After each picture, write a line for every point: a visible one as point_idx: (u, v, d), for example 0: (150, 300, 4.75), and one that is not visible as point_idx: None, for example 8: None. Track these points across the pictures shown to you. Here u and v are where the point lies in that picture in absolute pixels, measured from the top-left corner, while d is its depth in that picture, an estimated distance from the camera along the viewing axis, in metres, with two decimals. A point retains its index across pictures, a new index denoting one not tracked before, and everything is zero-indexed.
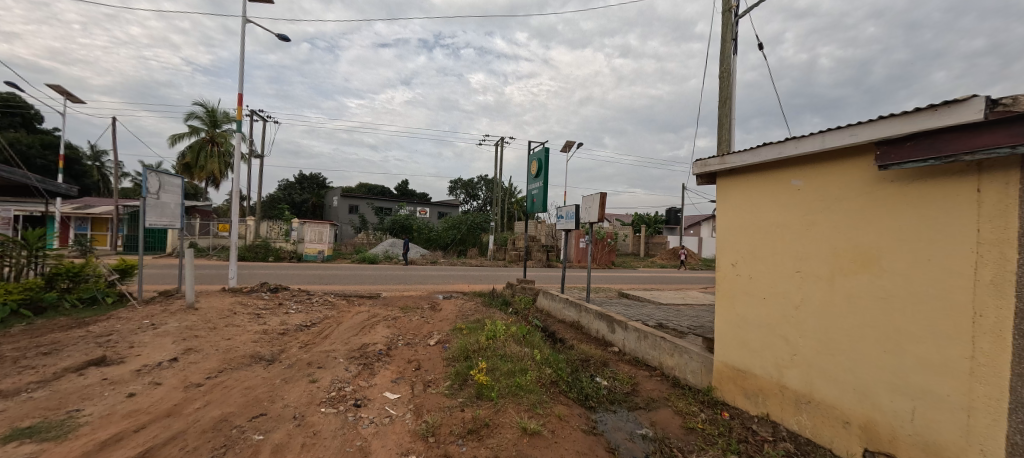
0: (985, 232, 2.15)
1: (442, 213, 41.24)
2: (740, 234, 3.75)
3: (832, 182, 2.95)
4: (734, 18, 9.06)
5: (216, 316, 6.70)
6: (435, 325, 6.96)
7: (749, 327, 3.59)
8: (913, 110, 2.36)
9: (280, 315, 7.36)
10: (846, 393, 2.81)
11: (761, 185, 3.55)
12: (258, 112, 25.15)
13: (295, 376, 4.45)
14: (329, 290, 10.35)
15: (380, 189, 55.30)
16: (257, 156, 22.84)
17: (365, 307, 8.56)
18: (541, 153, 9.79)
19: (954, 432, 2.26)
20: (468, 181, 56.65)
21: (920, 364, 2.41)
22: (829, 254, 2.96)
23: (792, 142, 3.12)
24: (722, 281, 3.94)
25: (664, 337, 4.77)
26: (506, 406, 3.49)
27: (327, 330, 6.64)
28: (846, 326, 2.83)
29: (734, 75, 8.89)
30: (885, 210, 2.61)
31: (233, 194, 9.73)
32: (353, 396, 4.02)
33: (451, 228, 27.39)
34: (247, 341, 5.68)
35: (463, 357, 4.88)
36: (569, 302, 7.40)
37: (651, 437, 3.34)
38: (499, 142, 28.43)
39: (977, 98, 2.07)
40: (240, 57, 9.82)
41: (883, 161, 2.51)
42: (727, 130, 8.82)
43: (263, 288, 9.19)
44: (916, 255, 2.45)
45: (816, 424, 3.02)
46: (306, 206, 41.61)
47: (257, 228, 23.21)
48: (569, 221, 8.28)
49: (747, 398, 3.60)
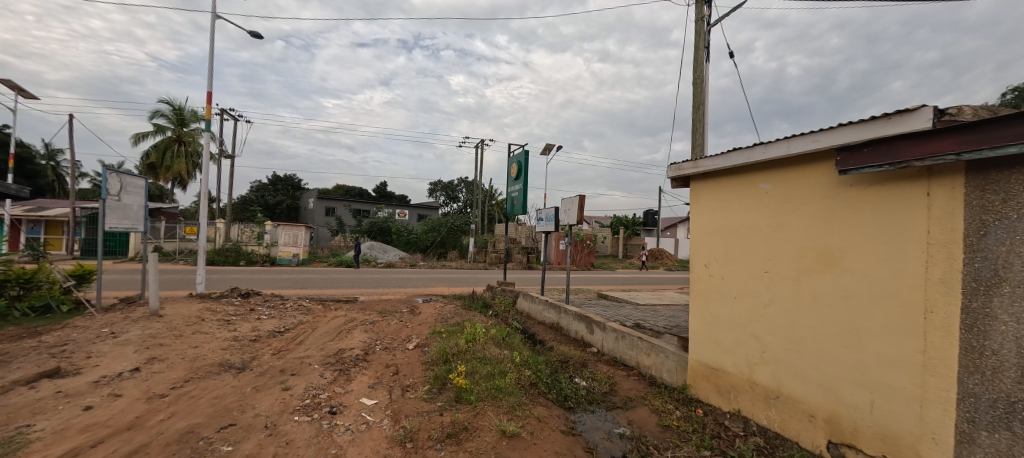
0: (935, 233, 2.29)
1: (421, 215, 40.89)
2: (712, 235, 3.87)
3: (798, 186, 3.08)
4: (706, 26, 9.34)
5: (182, 323, 6.42)
6: (414, 329, 6.88)
7: (721, 326, 3.70)
8: (871, 118, 2.49)
9: (252, 321, 7.13)
10: (812, 388, 2.92)
11: (731, 188, 3.68)
12: (228, 111, 24.39)
13: (267, 384, 4.31)
14: (304, 295, 10.09)
15: (359, 191, 54.32)
16: (228, 156, 22.08)
17: (341, 312, 8.39)
18: (520, 156, 9.86)
19: (910, 424, 2.38)
20: (448, 183, 56.42)
21: (878, 359, 2.54)
22: (795, 254, 3.09)
23: (760, 147, 3.24)
24: (696, 282, 4.04)
25: (640, 337, 4.87)
26: (485, 408, 3.48)
27: (302, 336, 6.48)
28: (811, 323, 2.95)
29: (706, 82, 9.18)
30: (846, 213, 2.75)
31: (202, 195, 9.37)
32: (328, 403, 3.93)
33: (430, 230, 27.18)
34: (216, 349, 5.47)
35: (442, 360, 4.85)
36: (548, 304, 7.45)
37: (628, 435, 3.40)
38: (479, 144, 28.49)
39: (927, 108, 2.22)
40: (210, 55, 9.54)
41: (843, 166, 2.65)
42: (700, 135, 9.09)
43: (235, 293, 8.89)
44: (874, 255, 2.58)
45: (784, 418, 3.13)
46: (280, 208, 40.48)
47: (227, 231, 22.41)
48: (548, 223, 8.36)
49: (720, 394, 3.70)
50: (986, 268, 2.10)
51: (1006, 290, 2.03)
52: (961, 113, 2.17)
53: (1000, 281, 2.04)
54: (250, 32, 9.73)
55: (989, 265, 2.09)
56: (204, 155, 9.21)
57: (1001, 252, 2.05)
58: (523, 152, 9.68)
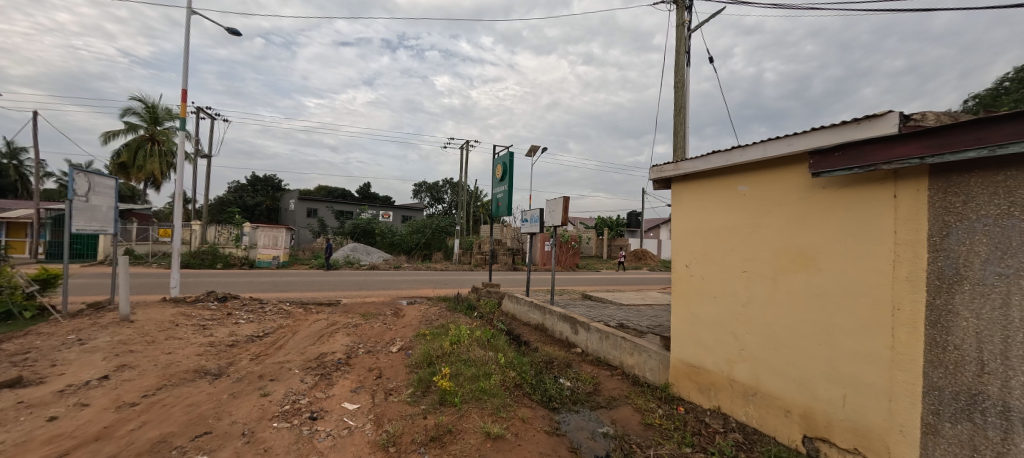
0: (902, 234, 2.38)
1: (406, 217, 40.53)
2: (693, 235, 3.94)
3: (774, 188, 3.17)
4: (687, 31, 9.55)
5: (154, 329, 6.20)
6: (398, 332, 6.81)
7: (702, 325, 3.78)
8: (841, 123, 2.59)
9: (229, 325, 6.93)
10: (788, 384, 3.01)
11: (711, 190, 3.77)
12: (204, 109, 23.71)
13: (245, 390, 4.20)
14: (283, 298, 9.86)
15: (341, 192, 53.45)
16: (204, 156, 21.45)
17: (323, 315, 8.23)
18: (505, 157, 9.88)
19: (880, 418, 2.47)
20: (433, 184, 56.01)
21: (850, 355, 2.62)
22: (771, 254, 3.18)
23: (738, 150, 3.32)
24: (678, 281, 4.11)
25: (624, 337, 4.93)
26: (469, 410, 3.46)
27: (281, 340, 6.33)
28: (788, 321, 3.03)
29: (687, 86, 9.38)
30: (820, 214, 2.84)
31: (176, 195, 9.07)
32: (309, 408, 3.85)
33: (414, 231, 26.91)
34: (191, 355, 5.30)
35: (426, 363, 4.80)
36: (533, 305, 7.46)
37: (612, 435, 3.43)
38: (464, 145, 28.46)
39: (893, 114, 2.32)
40: (185, 51, 9.28)
41: (815, 168, 2.74)
42: (681, 138, 9.26)
43: (211, 296, 8.62)
44: (845, 255, 2.67)
45: (762, 414, 3.22)
46: (260, 209, 39.54)
47: (203, 233, 21.74)
48: (533, 225, 8.40)
49: (701, 392, 3.77)
50: (948, 266, 2.19)
51: (966, 287, 2.12)
52: (925, 119, 2.28)
53: (961, 278, 2.14)
54: (227, 29, 9.51)
55: (951, 264, 2.18)
56: (179, 154, 8.92)
57: (962, 251, 2.14)
58: (508, 153, 9.70)
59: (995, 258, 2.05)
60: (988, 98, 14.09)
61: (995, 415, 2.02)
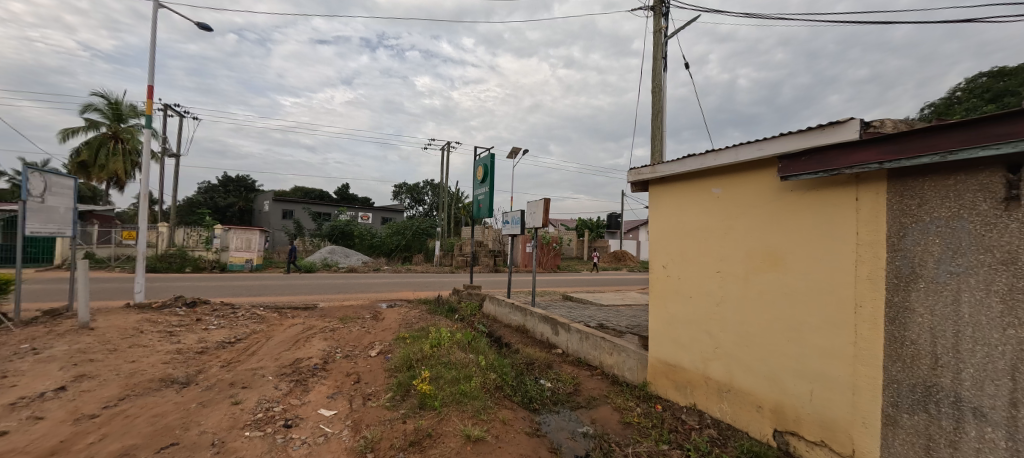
0: (863, 235, 2.50)
1: (385, 218, 39.98)
2: (670, 237, 4.03)
3: (746, 190, 3.28)
4: (664, 38, 9.79)
5: (117, 336, 5.91)
6: (377, 335, 6.69)
7: (678, 324, 3.87)
8: (806, 128, 2.70)
9: (198, 331, 6.68)
10: (760, 380, 3.11)
11: (686, 192, 3.86)
12: (172, 106, 22.78)
13: (215, 399, 4.05)
14: (257, 302, 9.56)
15: (318, 192, 52.22)
16: (172, 155, 20.60)
17: (299, 319, 8.02)
18: (486, 159, 9.88)
19: (844, 411, 2.58)
20: (413, 185, 55.45)
21: (816, 352, 2.73)
22: (743, 254, 3.29)
23: (712, 154, 3.42)
24: (655, 282, 4.19)
25: (603, 337, 4.99)
26: (450, 414, 3.43)
27: (254, 346, 6.13)
28: (759, 319, 3.13)
29: (664, 91, 9.59)
30: (788, 215, 2.95)
31: (142, 196, 8.68)
32: (283, 416, 3.74)
33: (394, 233, 26.55)
34: (156, 363, 5.08)
35: (406, 367, 4.74)
36: (514, 307, 7.47)
37: (591, 434, 3.47)
38: (446, 147, 28.32)
39: (854, 121, 2.44)
40: (152, 46, 8.91)
41: (784, 172, 2.84)
42: (659, 141, 9.47)
43: (179, 301, 8.28)
44: (812, 255, 2.79)
45: (735, 410, 3.31)
46: (232, 211, 38.23)
47: (171, 235, 20.84)
48: (514, 227, 8.42)
49: (678, 390, 3.86)
50: (905, 265, 2.31)
51: (921, 285, 2.24)
52: (883, 126, 2.41)
53: (917, 277, 2.26)
54: (198, 24, 9.20)
55: (908, 263, 2.30)
56: (144, 153, 8.53)
57: (917, 251, 2.26)
58: (489, 155, 9.70)
59: (947, 258, 2.16)
60: (943, 107, 15.01)
61: (947, 405, 2.13)
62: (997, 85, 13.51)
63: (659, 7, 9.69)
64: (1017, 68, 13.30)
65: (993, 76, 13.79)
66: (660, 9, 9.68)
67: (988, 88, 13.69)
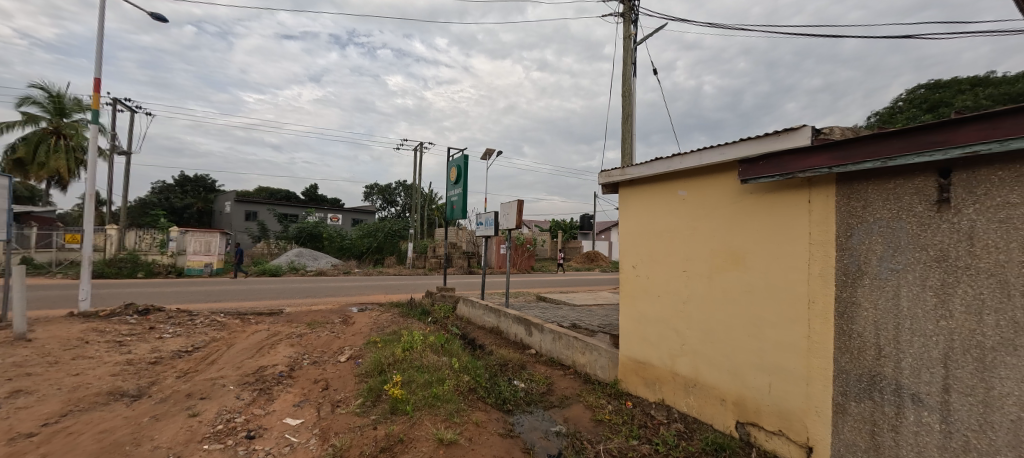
0: (816, 235, 2.66)
1: (356, 220, 39.01)
2: (639, 238, 4.14)
3: (710, 192, 3.41)
4: (633, 44, 10.06)
5: (58, 348, 5.48)
6: (347, 340, 6.52)
7: (647, 322, 3.98)
8: (764, 134, 2.85)
9: (151, 341, 6.29)
10: (723, 375, 3.24)
11: (654, 195, 3.98)
12: (123, 100, 21.37)
13: (170, 412, 3.83)
14: (217, 309, 9.11)
15: (284, 193, 50.43)
16: (122, 152, 19.33)
17: (263, 326, 7.70)
18: (459, 160, 9.83)
19: (800, 401, 2.72)
20: (385, 186, 54.43)
21: (774, 346, 2.87)
22: (707, 254, 3.42)
23: (678, 158, 3.53)
24: (626, 283, 4.30)
25: (576, 337, 5.06)
26: (422, 418, 3.39)
27: (214, 354, 5.85)
28: (722, 317, 3.26)
29: (634, 95, 9.86)
30: (748, 217, 3.09)
31: (87, 196, 8.10)
32: (245, 427, 3.58)
33: (365, 235, 25.92)
34: (103, 375, 4.74)
35: (377, 371, 4.64)
36: (488, 308, 7.46)
37: (564, 433, 3.51)
38: (418, 147, 27.95)
39: (807, 128, 2.63)
40: (99, 36, 8.35)
41: (744, 175, 2.97)
42: (629, 145, 9.70)
43: (129, 309, 7.76)
44: (770, 253, 2.93)
45: (700, 404, 3.43)
46: (189, 212, 36.24)
47: (120, 238, 19.52)
48: (488, 228, 8.43)
49: (647, 387, 3.96)
50: (852, 263, 2.47)
51: (866, 281, 2.40)
52: (831, 133, 2.63)
53: (862, 274, 2.42)
54: (152, 14, 8.70)
55: (855, 261, 2.46)
56: (90, 150, 7.96)
57: (863, 249, 2.42)
58: (462, 156, 9.64)
59: (888, 256, 2.31)
60: (886, 115, 16.21)
61: (890, 392, 2.28)
62: (933, 96, 14.76)
63: (629, 14, 9.95)
64: (950, 81, 14.58)
65: (929, 88, 15.07)
66: (630, 16, 9.95)
67: (926, 99, 14.90)
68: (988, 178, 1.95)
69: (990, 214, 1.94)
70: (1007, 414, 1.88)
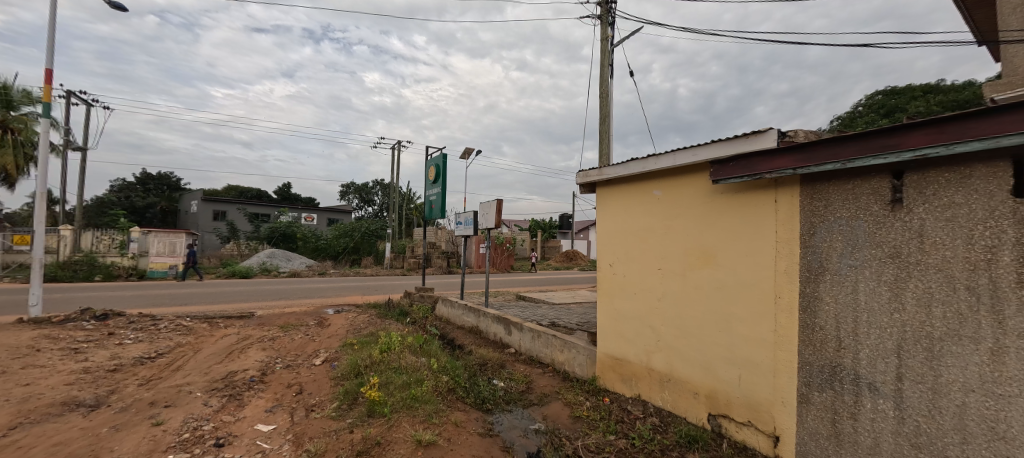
0: (781, 233, 2.77)
1: (331, 219, 38.12)
2: (616, 237, 4.22)
3: (683, 192, 3.50)
4: (610, 46, 10.22)
5: (6, 357, 5.13)
6: (322, 343, 6.37)
7: (624, 320, 4.06)
8: (732, 136, 2.95)
9: (111, 347, 5.97)
10: (696, 369, 3.34)
11: (630, 195, 4.07)
12: (78, 92, 20.17)
13: (132, 421, 3.65)
14: (183, 312, 8.72)
15: (255, 192, 48.75)
16: (77, 148, 18.22)
17: (233, 329, 7.42)
18: (438, 159, 9.75)
19: (767, 392, 2.84)
20: (362, 186, 53.38)
21: (744, 340, 2.98)
22: (680, 252, 3.51)
23: (653, 158, 3.62)
24: (603, 281, 4.37)
25: (554, 335, 5.11)
26: (400, 420, 3.35)
27: (180, 360, 5.60)
28: (695, 313, 3.36)
29: (612, 97, 10.02)
30: (719, 216, 3.20)
31: (38, 195, 7.62)
32: (214, 435, 3.45)
33: (341, 235, 25.38)
34: (57, 385, 4.47)
35: (354, 374, 4.56)
36: (467, 308, 7.43)
37: (543, 430, 3.54)
38: (396, 145, 27.58)
39: (772, 131, 2.75)
40: (50, 25, 7.84)
41: (715, 175, 3.07)
42: (606, 145, 9.85)
43: (86, 315, 7.35)
44: (740, 251, 3.03)
45: (675, 398, 3.53)
46: (152, 212, 34.54)
47: (75, 239, 18.41)
48: (467, 228, 8.41)
49: (624, 383, 4.04)
50: (815, 260, 2.59)
51: (828, 277, 2.52)
52: (796, 136, 2.76)
53: (824, 270, 2.54)
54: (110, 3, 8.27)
55: (817, 258, 2.58)
56: (41, 146, 7.48)
57: (825, 247, 2.55)
58: (441, 155, 9.57)
59: (848, 253, 2.44)
60: (848, 119, 17.08)
61: (849, 382, 2.40)
62: (890, 102, 15.67)
63: (606, 16, 10.10)
64: (905, 88, 15.50)
65: (886, 94, 15.99)
66: (607, 18, 10.09)
67: (884, 104, 15.78)
68: (936, 180, 2.09)
69: (937, 213, 2.07)
70: (953, 399, 2.01)
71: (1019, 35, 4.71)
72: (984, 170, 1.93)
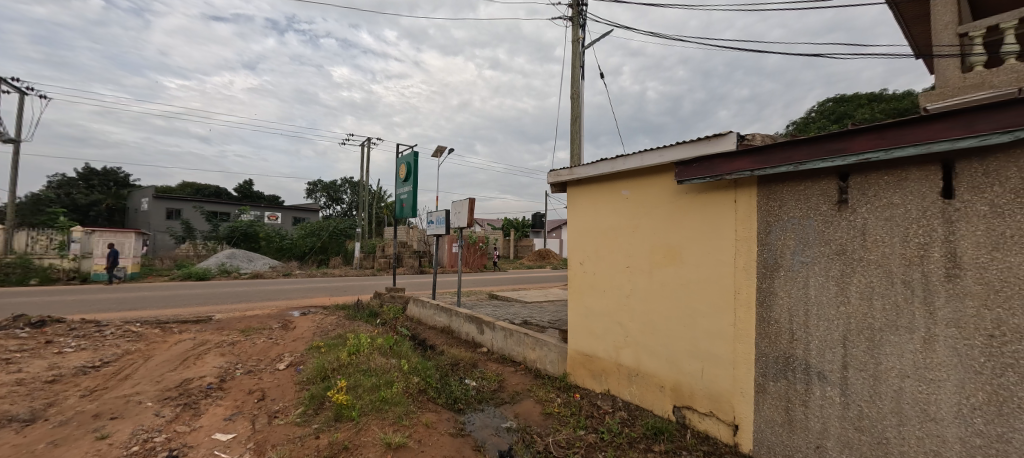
0: (740, 231, 2.91)
1: (297, 218, 36.73)
2: (586, 236, 4.30)
3: (650, 192, 3.60)
4: (581, 47, 10.35)
5: None
6: (287, 346, 6.15)
7: (594, 317, 4.14)
8: (696, 139, 3.06)
9: (48, 357, 5.52)
10: (661, 363, 3.45)
11: (599, 195, 4.16)
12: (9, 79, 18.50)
13: (73, 435, 3.40)
14: (132, 318, 8.17)
15: (213, 190, 46.34)
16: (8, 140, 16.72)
17: (189, 335, 7.03)
18: (409, 156, 9.59)
19: (727, 384, 2.97)
20: (329, 184, 51.81)
21: (706, 334, 3.10)
22: (647, 250, 3.61)
23: (621, 159, 3.70)
24: (574, 280, 4.44)
25: (526, 334, 5.16)
26: (369, 423, 3.28)
27: (128, 368, 5.25)
28: (661, 308, 3.47)
29: (583, 98, 10.16)
30: (682, 214, 3.32)
31: None
32: (166, 447, 3.26)
33: (307, 235, 24.56)
34: None
35: (320, 378, 4.43)
36: (439, 308, 7.35)
37: (514, 428, 3.56)
38: (366, 143, 26.95)
39: (732, 135, 2.88)
40: None
41: (680, 176, 3.16)
42: (577, 145, 9.98)
43: (20, 322, 6.77)
44: (702, 248, 3.15)
45: (642, 392, 3.63)
46: (96, 210, 32.13)
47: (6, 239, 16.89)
48: (439, 227, 8.32)
49: (594, 378, 4.13)
50: (770, 257, 2.73)
51: (782, 274, 2.67)
52: (753, 140, 2.90)
53: (778, 266, 2.69)
54: None
55: (772, 255, 2.73)
56: None
57: (779, 244, 2.69)
58: (412, 153, 9.40)
59: (800, 250, 2.58)
60: (803, 123, 18.08)
61: (801, 371, 2.55)
62: (840, 109, 16.71)
63: (577, 18, 10.23)
64: (853, 96, 16.57)
65: (837, 101, 17.03)
66: (578, 20, 10.23)
67: (833, 111, 16.82)
68: (877, 182, 2.25)
69: (878, 213, 2.23)
70: (890, 385, 2.17)
71: (951, 50, 5.13)
72: (918, 174, 2.10)
